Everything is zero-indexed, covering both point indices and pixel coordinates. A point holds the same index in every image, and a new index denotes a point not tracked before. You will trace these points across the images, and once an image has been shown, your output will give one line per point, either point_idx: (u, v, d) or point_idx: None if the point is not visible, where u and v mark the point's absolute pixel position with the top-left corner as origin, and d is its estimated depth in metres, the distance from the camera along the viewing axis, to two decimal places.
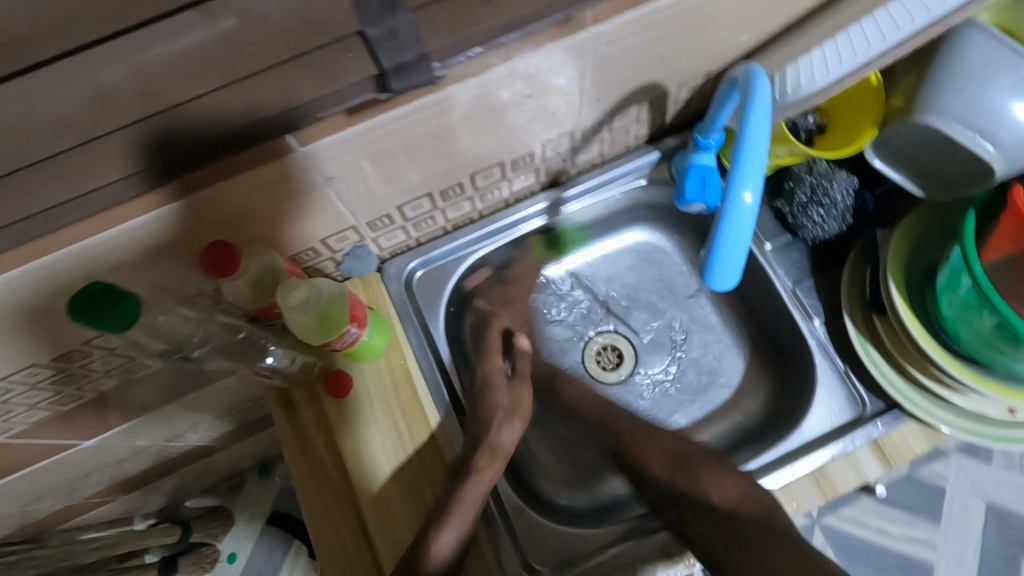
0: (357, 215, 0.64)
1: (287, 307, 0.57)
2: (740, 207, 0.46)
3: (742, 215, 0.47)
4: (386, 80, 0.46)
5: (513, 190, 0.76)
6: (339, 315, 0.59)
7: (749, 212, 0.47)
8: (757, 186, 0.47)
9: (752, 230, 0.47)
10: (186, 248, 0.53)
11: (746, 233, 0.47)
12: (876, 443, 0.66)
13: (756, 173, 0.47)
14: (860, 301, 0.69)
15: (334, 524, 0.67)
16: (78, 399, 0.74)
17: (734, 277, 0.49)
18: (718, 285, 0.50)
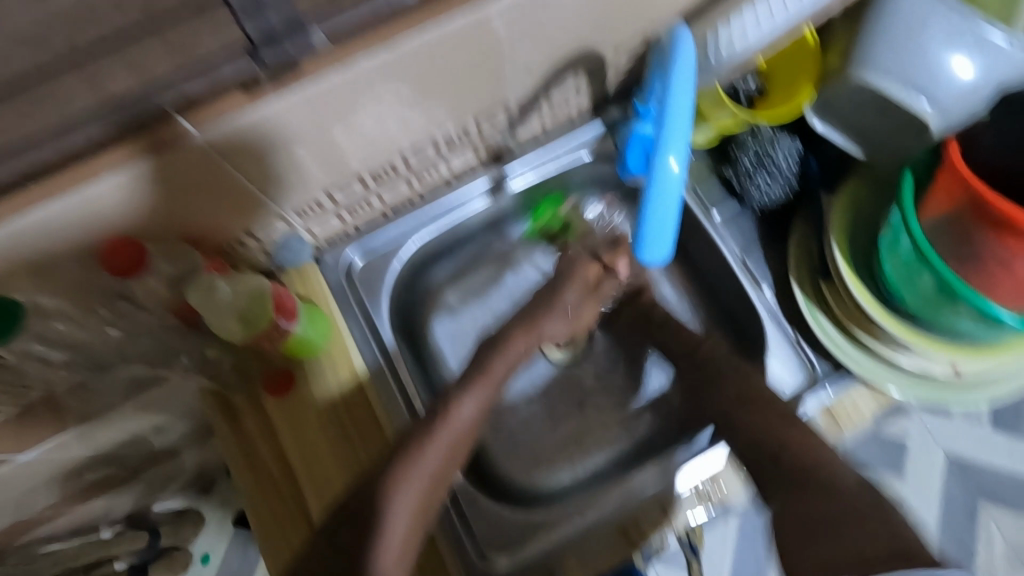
0: (280, 202, 0.60)
1: (198, 304, 0.55)
2: (667, 176, 0.46)
3: (668, 185, 0.47)
4: (257, 54, 0.43)
5: (452, 168, 0.73)
6: (260, 310, 0.58)
7: (676, 181, 0.47)
8: (682, 154, 0.47)
9: (678, 199, 0.47)
10: (86, 247, 0.49)
11: (673, 202, 0.47)
12: (827, 409, 0.66)
13: (681, 139, 0.46)
14: (808, 268, 0.68)
15: (283, 529, 0.64)
16: None
17: (663, 250, 0.49)
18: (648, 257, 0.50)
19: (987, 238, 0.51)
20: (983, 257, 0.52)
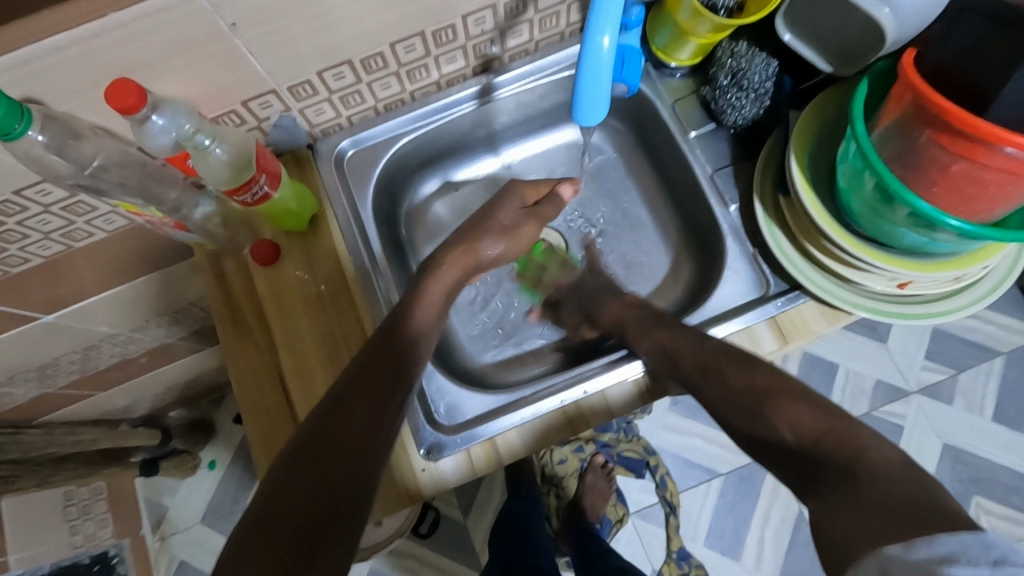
0: (274, 77, 0.65)
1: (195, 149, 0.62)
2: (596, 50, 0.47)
3: (597, 63, 0.48)
4: None
5: (444, 73, 0.77)
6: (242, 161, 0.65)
7: (606, 57, 0.48)
8: (614, 30, 0.47)
9: (608, 76, 0.49)
10: (92, 88, 0.56)
11: (602, 79, 0.49)
12: (774, 320, 0.69)
13: (613, 15, 0.47)
14: (771, 183, 0.69)
15: (261, 383, 0.72)
16: (28, 263, 0.79)
17: (597, 117, 0.52)
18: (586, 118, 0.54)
19: (926, 139, 0.51)
20: (924, 162, 0.53)
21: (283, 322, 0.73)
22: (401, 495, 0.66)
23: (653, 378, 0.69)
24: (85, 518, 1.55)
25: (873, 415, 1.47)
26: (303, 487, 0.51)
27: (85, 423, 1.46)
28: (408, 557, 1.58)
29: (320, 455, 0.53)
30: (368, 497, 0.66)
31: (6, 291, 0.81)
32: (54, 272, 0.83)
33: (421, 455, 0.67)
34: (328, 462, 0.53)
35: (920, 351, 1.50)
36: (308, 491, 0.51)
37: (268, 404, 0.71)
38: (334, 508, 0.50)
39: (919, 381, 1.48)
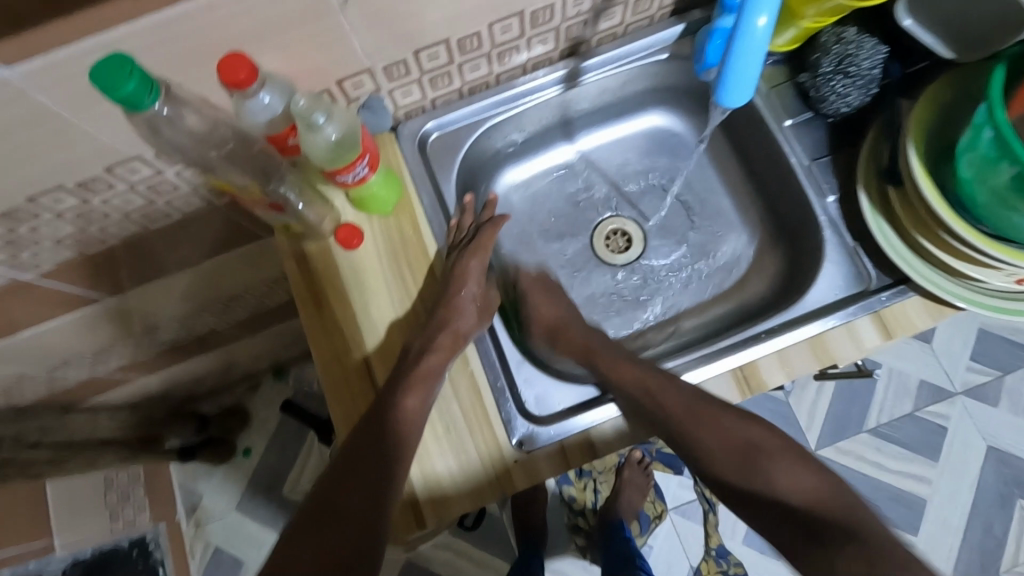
0: (372, 55, 0.63)
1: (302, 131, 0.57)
2: (752, 34, 0.47)
3: (752, 42, 0.47)
4: None
5: (531, 55, 0.75)
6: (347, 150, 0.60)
7: (761, 39, 0.47)
8: (772, 8, 0.46)
9: (762, 57, 0.48)
10: (201, 62, 0.54)
11: (755, 59, 0.49)
12: (876, 315, 0.66)
13: None
14: (876, 173, 0.67)
15: (344, 367, 0.70)
16: (101, 243, 0.78)
17: (747, 94, 0.51)
18: (730, 103, 0.52)
19: None
20: None
21: (369, 308, 0.71)
22: (492, 487, 0.65)
23: (750, 369, 0.67)
24: (125, 504, 1.52)
25: (916, 416, 1.45)
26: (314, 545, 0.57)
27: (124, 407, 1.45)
28: (447, 548, 1.58)
29: (354, 468, 0.61)
30: (458, 488, 0.65)
31: (77, 270, 0.81)
32: (123, 253, 0.82)
33: (514, 447, 0.66)
34: (359, 474, 0.61)
35: (965, 352, 1.47)
36: (357, 485, 0.61)
37: (353, 395, 0.69)
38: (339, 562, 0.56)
39: (964, 382, 1.45)
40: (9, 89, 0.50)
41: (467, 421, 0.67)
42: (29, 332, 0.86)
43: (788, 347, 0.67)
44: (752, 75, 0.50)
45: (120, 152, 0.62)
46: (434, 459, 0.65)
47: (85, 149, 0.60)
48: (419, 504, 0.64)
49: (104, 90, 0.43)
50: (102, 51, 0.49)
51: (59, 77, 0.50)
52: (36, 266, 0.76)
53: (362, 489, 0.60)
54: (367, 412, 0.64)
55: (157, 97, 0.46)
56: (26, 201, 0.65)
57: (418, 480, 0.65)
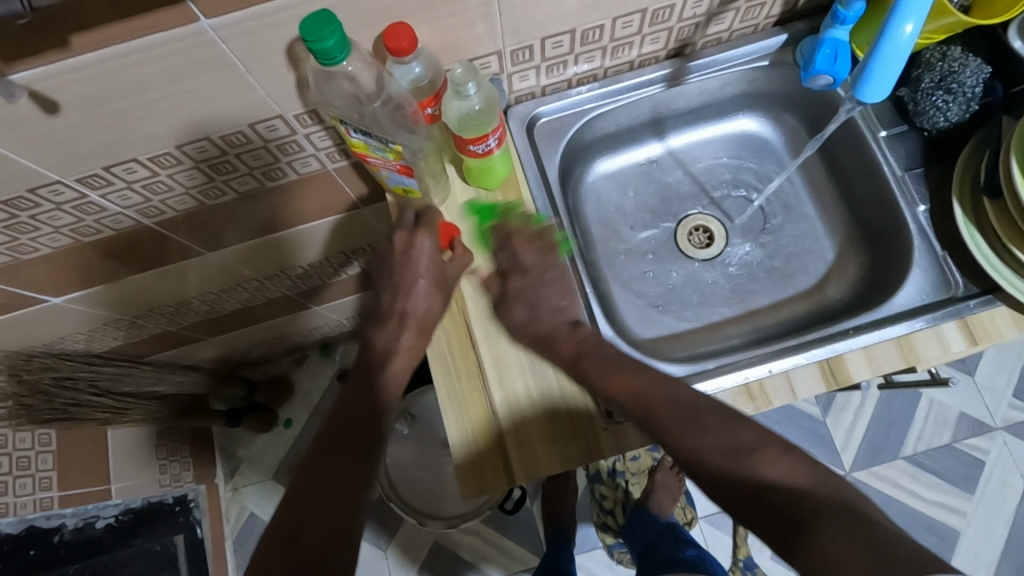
0: (505, 39, 0.68)
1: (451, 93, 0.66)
2: (898, 40, 0.52)
3: (897, 46, 0.53)
4: None
5: (641, 53, 0.79)
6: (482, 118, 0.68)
7: (906, 42, 0.52)
8: (920, 18, 0.51)
9: (905, 58, 0.54)
10: (364, 27, 0.60)
11: (899, 61, 0.54)
12: (964, 321, 0.69)
13: (922, 5, 0.51)
14: (971, 187, 0.70)
15: (444, 327, 0.74)
16: (221, 196, 0.84)
17: (883, 92, 0.57)
18: (866, 98, 0.58)
19: None
20: None
21: (474, 274, 0.75)
22: (581, 450, 0.69)
23: (837, 363, 0.70)
24: (172, 460, 1.56)
25: (955, 448, 1.45)
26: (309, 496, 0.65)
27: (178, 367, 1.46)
28: (473, 534, 1.54)
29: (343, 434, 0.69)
30: (552, 449, 0.69)
31: (193, 218, 0.87)
32: (235, 206, 0.88)
33: (603, 416, 0.70)
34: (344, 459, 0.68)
35: (1009, 389, 1.46)
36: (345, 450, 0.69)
37: (456, 353, 0.73)
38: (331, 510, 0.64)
39: (1005, 419, 1.45)
40: (203, 38, 0.55)
41: (561, 386, 0.71)
42: (156, 270, 0.99)
43: (875, 344, 0.70)
44: (891, 74, 0.56)
45: (266, 107, 0.68)
46: (530, 418, 0.70)
47: (241, 101, 0.66)
48: (511, 460, 0.69)
49: (309, 41, 0.52)
50: (287, 11, 0.55)
51: (245, 29, 0.56)
52: (162, 211, 0.83)
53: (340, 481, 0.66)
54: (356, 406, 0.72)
55: (347, 54, 0.54)
56: (174, 150, 0.71)
57: (513, 441, 0.69)
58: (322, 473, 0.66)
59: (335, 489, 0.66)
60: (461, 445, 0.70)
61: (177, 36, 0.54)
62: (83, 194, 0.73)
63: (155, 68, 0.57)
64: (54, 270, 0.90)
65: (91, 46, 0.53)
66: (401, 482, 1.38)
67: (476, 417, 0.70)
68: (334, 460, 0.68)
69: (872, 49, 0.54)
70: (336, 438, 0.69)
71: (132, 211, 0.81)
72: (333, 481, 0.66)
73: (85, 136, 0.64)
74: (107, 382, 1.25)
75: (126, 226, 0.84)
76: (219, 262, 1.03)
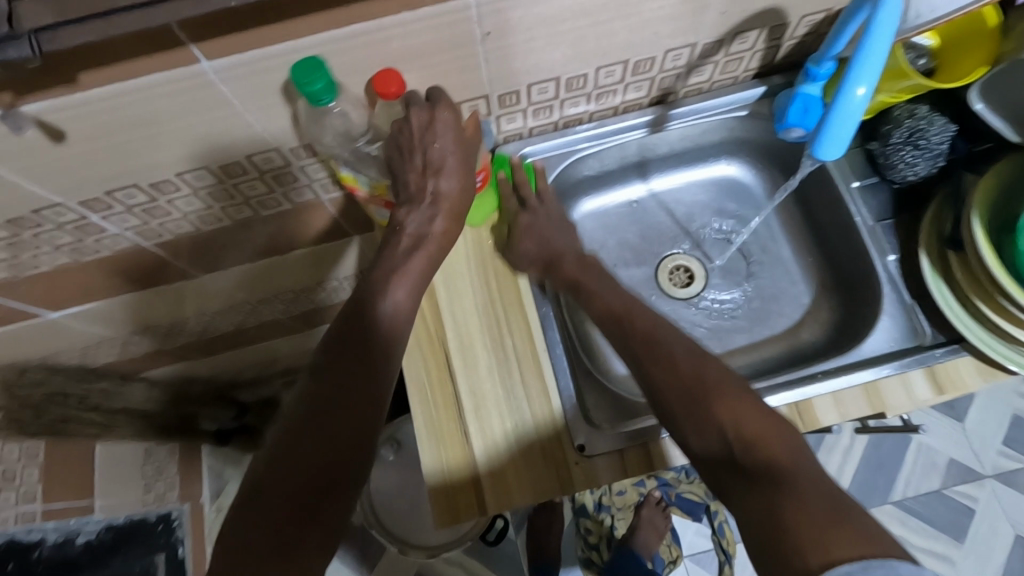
0: (492, 85, 0.72)
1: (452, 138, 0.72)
2: (850, 101, 0.56)
3: (850, 106, 0.57)
4: None
5: (625, 99, 0.83)
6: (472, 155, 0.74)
7: (857, 104, 0.56)
8: (871, 82, 0.56)
9: (858, 119, 0.58)
10: (356, 72, 0.64)
11: (852, 120, 0.58)
12: (930, 369, 0.70)
13: (874, 70, 0.55)
14: (938, 240, 0.73)
15: (423, 358, 0.76)
16: (218, 221, 0.87)
17: (838, 150, 0.60)
18: (823, 154, 0.61)
19: None
20: None
21: (456, 306, 0.78)
22: (554, 482, 0.70)
23: (805, 407, 0.71)
24: (158, 478, 1.55)
25: (943, 494, 1.44)
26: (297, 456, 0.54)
27: (162, 385, 1.44)
28: (456, 564, 1.53)
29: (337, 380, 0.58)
30: (525, 482, 0.70)
31: (190, 241, 0.90)
32: (232, 232, 0.91)
33: (576, 449, 0.71)
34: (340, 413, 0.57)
35: (998, 436, 1.46)
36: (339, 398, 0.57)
37: (436, 385, 0.74)
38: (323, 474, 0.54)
39: (994, 466, 1.44)
40: (203, 79, 0.59)
41: (534, 417, 0.72)
42: (153, 289, 1.01)
43: (843, 389, 0.71)
44: (845, 133, 0.60)
45: (262, 140, 0.71)
46: (505, 451, 0.71)
47: (238, 135, 0.69)
48: (484, 492, 0.70)
49: (300, 84, 0.57)
50: (282, 56, 0.59)
51: (243, 71, 0.60)
52: (160, 234, 0.86)
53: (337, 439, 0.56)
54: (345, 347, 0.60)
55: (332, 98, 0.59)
56: (174, 177, 0.74)
57: (486, 470, 0.71)
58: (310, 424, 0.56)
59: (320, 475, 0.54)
60: (436, 475, 0.71)
61: (179, 75, 0.58)
62: (84, 216, 0.76)
63: (157, 104, 0.61)
64: (52, 287, 0.92)
65: (98, 82, 0.56)
66: (385, 508, 1.39)
67: (451, 446, 0.72)
68: (321, 420, 0.56)
69: (828, 109, 0.58)
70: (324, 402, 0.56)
71: (130, 234, 0.84)
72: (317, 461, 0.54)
73: (89, 164, 0.67)
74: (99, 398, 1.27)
75: (124, 247, 0.87)
76: (214, 284, 1.05)
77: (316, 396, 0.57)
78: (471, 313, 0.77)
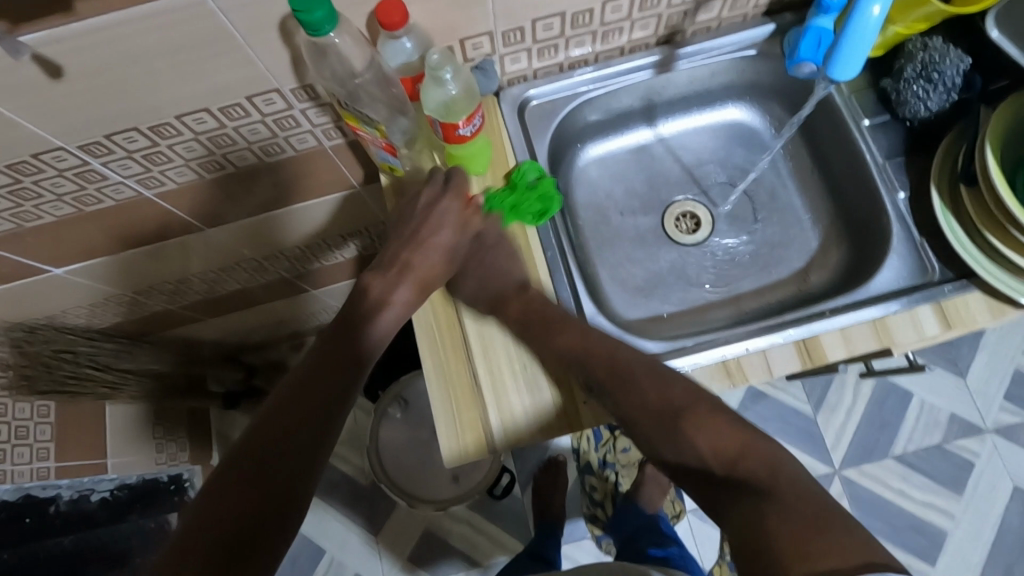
0: (497, 19, 0.70)
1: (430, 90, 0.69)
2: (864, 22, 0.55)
3: (865, 25, 0.55)
4: None
5: (631, 39, 0.81)
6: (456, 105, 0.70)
7: (873, 24, 0.55)
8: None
9: (872, 38, 0.57)
10: (358, 4, 0.63)
11: (866, 41, 0.57)
12: (938, 305, 0.70)
13: None
14: (950, 176, 0.72)
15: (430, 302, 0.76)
16: (220, 169, 0.86)
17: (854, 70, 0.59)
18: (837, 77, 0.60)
19: None
20: None
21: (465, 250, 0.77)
22: (561, 422, 0.71)
23: (813, 343, 0.71)
24: (169, 439, 1.56)
25: (945, 448, 1.46)
26: (255, 468, 0.59)
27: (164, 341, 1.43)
28: (463, 522, 1.55)
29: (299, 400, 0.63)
30: (532, 417, 0.71)
31: (195, 191, 0.89)
32: (235, 181, 0.90)
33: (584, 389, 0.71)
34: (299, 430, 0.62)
35: (1000, 392, 1.47)
36: (298, 415, 0.62)
37: (443, 327, 0.75)
38: (281, 485, 0.59)
39: (996, 421, 1.45)
40: (202, 8, 0.58)
41: (543, 360, 0.73)
42: (155, 244, 1.00)
43: (851, 326, 0.71)
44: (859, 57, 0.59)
45: (265, 79, 0.70)
46: (511, 390, 0.72)
47: (236, 73, 0.68)
48: (492, 431, 0.70)
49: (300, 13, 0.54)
50: None
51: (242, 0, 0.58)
52: (162, 183, 0.85)
53: (294, 456, 0.60)
54: (306, 376, 0.65)
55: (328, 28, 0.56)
56: (175, 120, 0.73)
57: (494, 408, 0.71)
58: (272, 438, 0.60)
59: (278, 479, 0.59)
60: (444, 414, 0.71)
61: (176, 5, 0.57)
62: (85, 162, 0.75)
63: (157, 37, 0.60)
64: (57, 239, 0.91)
65: (95, 11, 0.55)
66: (392, 466, 1.41)
67: (459, 389, 0.72)
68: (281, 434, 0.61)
69: (844, 29, 0.57)
70: (277, 418, 0.62)
71: (133, 182, 0.83)
72: (271, 467, 0.59)
73: (88, 104, 0.66)
74: (107, 358, 1.27)
75: (126, 197, 0.86)
76: (217, 240, 1.04)
77: (281, 403, 0.63)
78: (481, 257, 0.77)
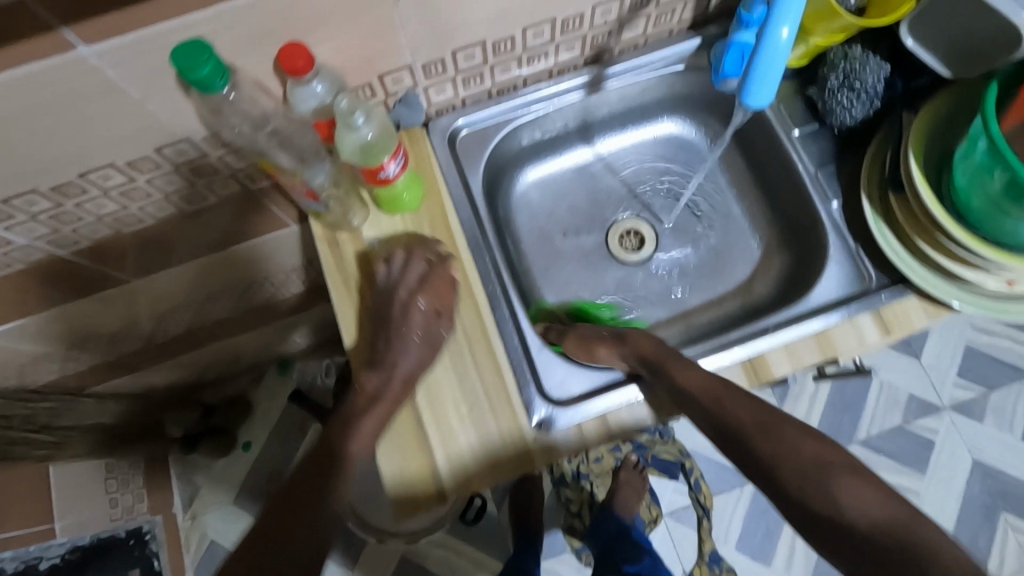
0: (414, 53, 0.68)
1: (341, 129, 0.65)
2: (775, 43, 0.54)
3: (776, 47, 0.54)
4: None
5: (557, 61, 0.79)
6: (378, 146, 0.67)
7: (783, 47, 0.55)
8: (794, 22, 0.54)
9: (784, 60, 0.55)
10: (259, 50, 0.59)
11: (778, 62, 0.55)
12: (877, 312, 0.71)
13: (795, 8, 0.53)
14: (878, 183, 0.73)
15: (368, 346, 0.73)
16: (139, 221, 0.82)
17: (767, 95, 0.58)
18: (753, 101, 0.59)
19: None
20: None
21: None
22: (513, 462, 0.69)
23: (759, 359, 0.71)
24: (125, 492, 1.45)
25: (906, 428, 1.49)
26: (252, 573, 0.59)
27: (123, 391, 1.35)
28: (440, 546, 1.52)
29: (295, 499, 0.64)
30: (482, 459, 0.68)
31: (116, 245, 0.84)
32: (159, 231, 0.85)
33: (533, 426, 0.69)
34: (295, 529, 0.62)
35: (953, 368, 1.51)
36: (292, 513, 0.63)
37: None
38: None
39: (952, 397, 1.49)
40: (87, 66, 0.54)
41: (489, 398, 0.70)
42: (88, 296, 0.92)
43: (794, 340, 0.71)
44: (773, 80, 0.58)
45: (172, 130, 0.66)
46: (459, 433, 0.69)
47: (140, 127, 0.64)
48: (442, 477, 0.68)
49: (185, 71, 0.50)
50: (175, 35, 0.54)
51: (131, 56, 0.55)
52: (76, 241, 0.79)
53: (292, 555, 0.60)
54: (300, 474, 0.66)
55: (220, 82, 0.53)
56: (78, 178, 0.68)
57: (442, 454, 0.68)
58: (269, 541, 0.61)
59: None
60: (391, 464, 0.68)
61: (53, 66, 0.52)
62: None
63: (42, 99, 0.55)
64: None
65: None
66: None
67: (404, 436, 0.69)
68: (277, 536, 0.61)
69: (756, 54, 0.56)
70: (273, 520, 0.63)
71: (43, 243, 0.78)
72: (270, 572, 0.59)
73: None
74: (45, 418, 1.17)
75: (38, 257, 0.80)
76: (157, 282, 0.96)
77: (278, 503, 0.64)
78: None
